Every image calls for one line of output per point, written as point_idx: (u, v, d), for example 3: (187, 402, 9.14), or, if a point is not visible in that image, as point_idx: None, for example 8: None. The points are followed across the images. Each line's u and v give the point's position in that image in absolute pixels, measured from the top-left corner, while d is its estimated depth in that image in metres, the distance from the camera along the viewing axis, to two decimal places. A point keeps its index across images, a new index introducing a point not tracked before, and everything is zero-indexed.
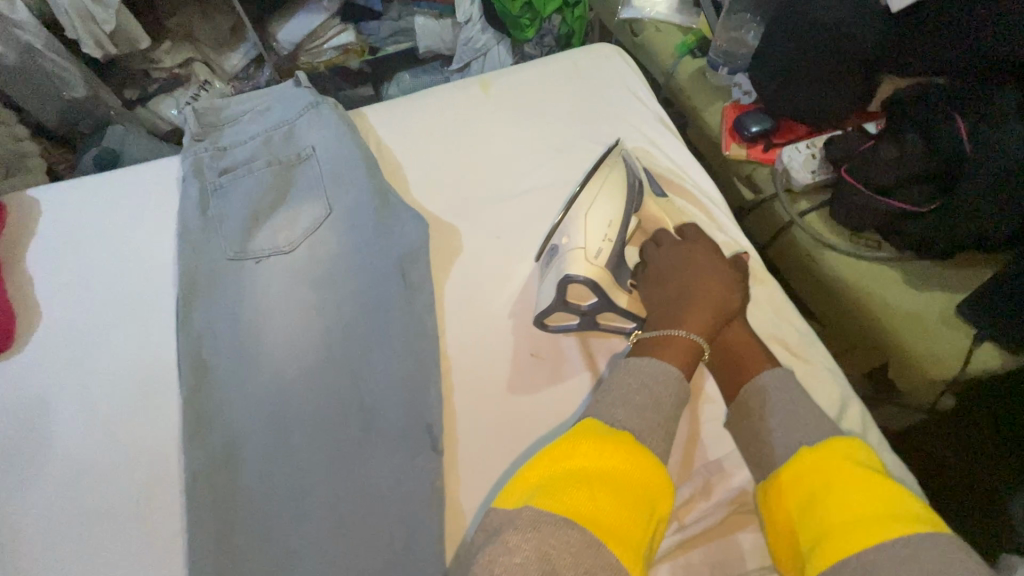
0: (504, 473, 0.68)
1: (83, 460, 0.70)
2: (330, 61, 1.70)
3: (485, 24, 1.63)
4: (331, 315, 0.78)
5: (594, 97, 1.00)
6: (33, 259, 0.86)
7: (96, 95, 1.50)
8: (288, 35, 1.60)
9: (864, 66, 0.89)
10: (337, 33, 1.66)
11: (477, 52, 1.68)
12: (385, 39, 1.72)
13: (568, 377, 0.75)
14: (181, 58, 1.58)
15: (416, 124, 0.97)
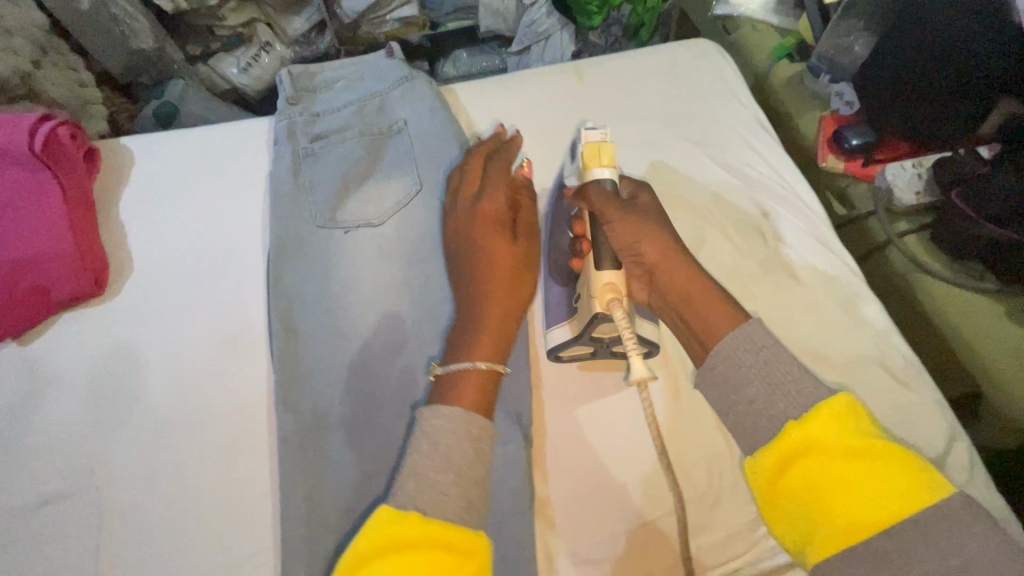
0: (586, 465, 0.72)
1: (172, 411, 0.71)
2: (390, 31, 1.58)
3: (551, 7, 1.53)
4: (420, 293, 0.77)
5: (693, 92, 0.96)
6: (124, 207, 0.87)
7: (163, 49, 1.39)
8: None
9: (993, 87, 0.83)
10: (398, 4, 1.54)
11: (540, 36, 1.58)
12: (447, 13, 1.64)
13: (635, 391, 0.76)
14: (245, 18, 1.48)
15: (507, 105, 0.96)
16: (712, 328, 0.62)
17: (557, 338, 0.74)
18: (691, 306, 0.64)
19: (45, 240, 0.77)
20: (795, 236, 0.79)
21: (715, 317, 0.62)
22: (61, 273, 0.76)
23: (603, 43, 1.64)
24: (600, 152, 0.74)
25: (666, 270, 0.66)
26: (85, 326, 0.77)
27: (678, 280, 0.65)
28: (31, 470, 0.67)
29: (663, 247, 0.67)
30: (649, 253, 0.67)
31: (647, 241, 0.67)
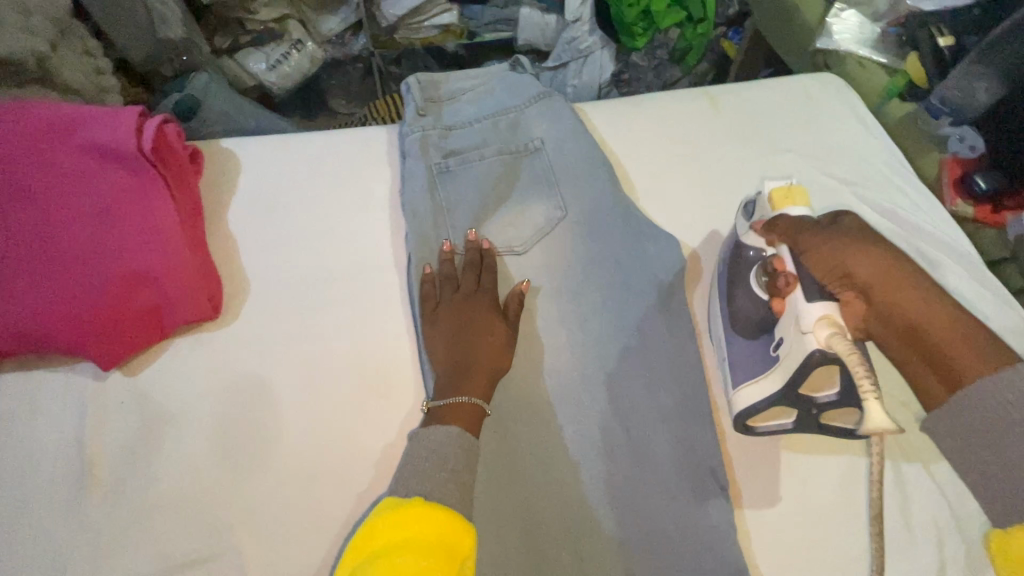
0: (793, 529, 0.65)
1: (314, 458, 0.63)
2: (426, 39, 1.59)
3: (593, 25, 1.52)
4: (580, 331, 0.72)
5: (826, 127, 0.93)
6: (235, 220, 0.78)
7: (193, 39, 1.33)
8: (393, 6, 1.51)
9: None
10: (440, 11, 1.54)
11: (580, 53, 1.55)
12: (485, 25, 1.62)
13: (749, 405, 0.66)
14: (279, 14, 1.48)
15: (640, 127, 0.91)
16: (962, 363, 0.54)
17: (750, 398, 0.65)
18: (924, 340, 0.56)
19: (162, 256, 0.68)
20: (960, 284, 0.79)
21: (961, 351, 0.54)
22: (177, 293, 0.67)
23: (645, 64, 1.64)
24: (791, 192, 0.67)
25: (881, 293, 0.57)
26: (202, 354, 0.68)
27: (914, 313, 0.57)
28: (158, 528, 0.58)
29: (891, 277, 0.58)
30: (861, 276, 0.58)
31: (857, 262, 0.58)
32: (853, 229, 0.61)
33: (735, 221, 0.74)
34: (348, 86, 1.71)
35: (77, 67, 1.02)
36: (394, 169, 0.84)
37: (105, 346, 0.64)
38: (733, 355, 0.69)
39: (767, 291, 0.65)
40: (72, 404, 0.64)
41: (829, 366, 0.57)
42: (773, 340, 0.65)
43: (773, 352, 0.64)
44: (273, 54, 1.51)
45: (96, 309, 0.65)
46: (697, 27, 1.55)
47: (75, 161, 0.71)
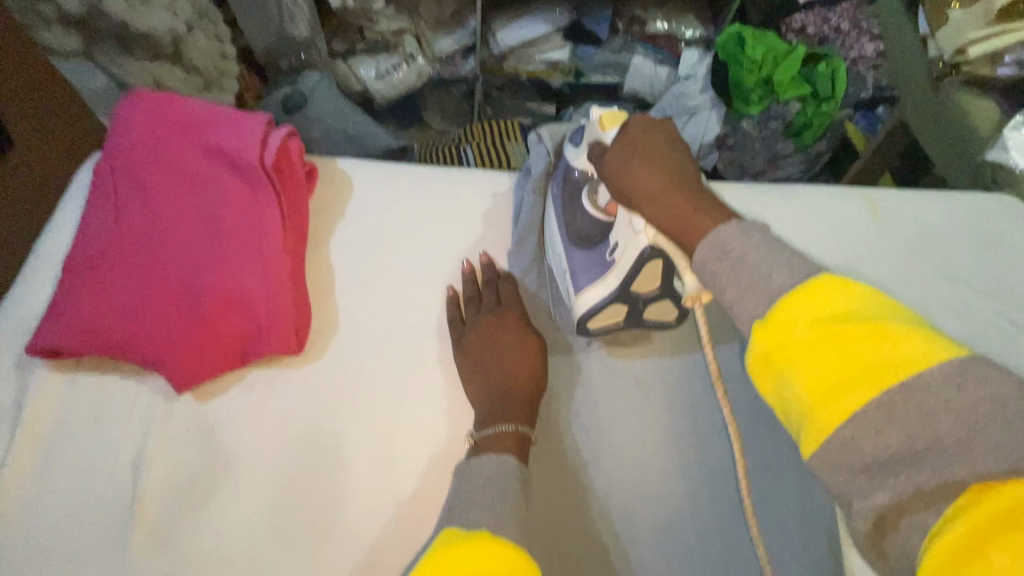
0: None
1: (377, 541, 0.55)
2: (533, 72, 1.54)
3: (707, 85, 1.46)
4: (692, 453, 0.63)
5: (1002, 262, 0.80)
6: (338, 254, 0.73)
7: (312, 38, 1.34)
8: (510, 36, 1.46)
9: None
10: (551, 47, 1.51)
11: (687, 111, 1.47)
12: (595, 66, 1.56)
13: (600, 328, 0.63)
14: (397, 26, 1.46)
15: (784, 220, 0.81)
16: (688, 229, 0.50)
17: (590, 297, 0.62)
18: (679, 215, 0.51)
19: (261, 279, 0.64)
20: None
21: (681, 227, 0.50)
22: (268, 322, 0.62)
23: (755, 133, 1.47)
24: (615, 116, 0.63)
25: (666, 196, 0.53)
26: (277, 394, 0.62)
27: (665, 205, 0.53)
28: None
29: (662, 176, 0.55)
30: (636, 182, 0.56)
31: (643, 174, 0.56)
32: (646, 137, 0.58)
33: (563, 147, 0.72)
34: (445, 104, 1.70)
35: (206, 49, 1.02)
36: (506, 223, 0.77)
37: (184, 366, 0.60)
38: (579, 284, 0.64)
39: (603, 214, 0.64)
40: (140, 421, 0.59)
41: (653, 259, 0.57)
42: (610, 245, 0.62)
43: (608, 260, 0.62)
44: (384, 64, 1.49)
45: (186, 326, 0.61)
46: (821, 105, 1.41)
47: (200, 167, 0.69)
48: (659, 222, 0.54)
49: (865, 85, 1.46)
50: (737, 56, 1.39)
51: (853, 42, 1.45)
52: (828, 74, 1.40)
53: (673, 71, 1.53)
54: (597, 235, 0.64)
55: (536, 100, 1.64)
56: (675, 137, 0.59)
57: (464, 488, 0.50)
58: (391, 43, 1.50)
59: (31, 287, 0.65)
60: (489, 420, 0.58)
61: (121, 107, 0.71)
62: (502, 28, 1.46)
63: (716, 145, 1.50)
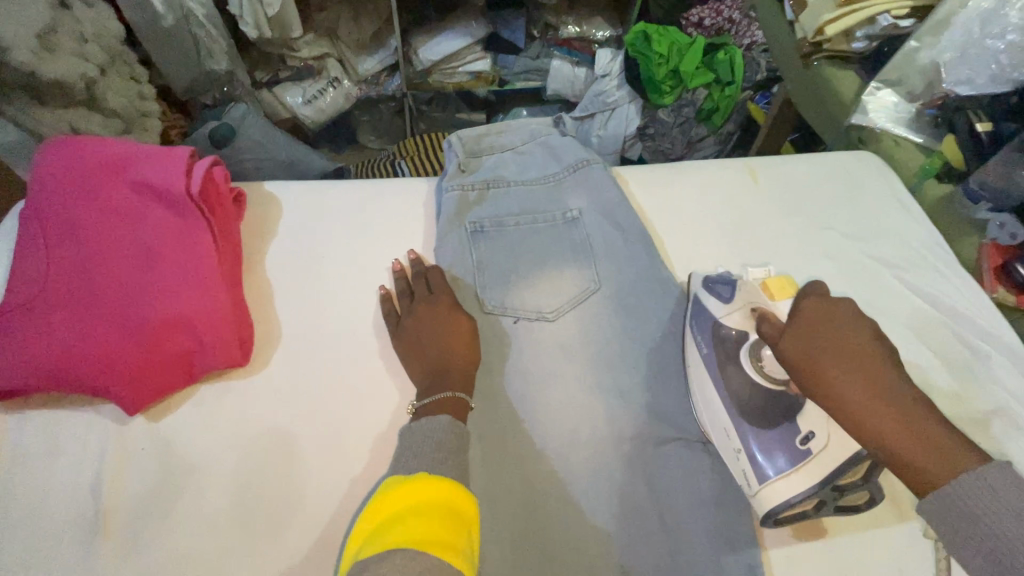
0: None
1: (336, 521, 0.60)
2: (458, 84, 1.63)
3: (622, 81, 1.57)
4: (611, 403, 0.71)
5: (865, 207, 0.93)
6: (274, 266, 0.78)
7: (234, 73, 1.36)
8: (430, 52, 1.53)
9: None
10: (474, 59, 1.59)
11: (607, 105, 1.58)
12: (516, 74, 1.66)
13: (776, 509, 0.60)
14: (319, 52, 1.51)
15: (678, 195, 0.92)
16: (922, 466, 0.49)
17: (787, 492, 0.59)
18: (903, 441, 0.50)
19: (199, 299, 0.68)
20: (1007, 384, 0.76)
21: (913, 462, 0.49)
22: (210, 338, 0.66)
23: (671, 121, 1.61)
24: (783, 284, 0.69)
25: (867, 403, 0.51)
26: (227, 403, 0.66)
27: (901, 432, 0.50)
28: None
29: (865, 383, 0.52)
30: (835, 376, 0.53)
31: (843, 378, 0.53)
32: (833, 329, 0.56)
33: (703, 300, 0.72)
34: (378, 123, 1.77)
35: (123, 92, 1.04)
36: (430, 223, 0.84)
37: (132, 390, 0.63)
38: (751, 452, 0.62)
39: (773, 382, 0.64)
40: (93, 447, 0.62)
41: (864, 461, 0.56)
42: (797, 433, 0.61)
43: (800, 446, 0.60)
44: (310, 89, 1.54)
45: (129, 353, 0.64)
46: (724, 89, 1.55)
47: (128, 203, 0.72)
48: (868, 436, 0.51)
49: (759, 68, 1.61)
50: (644, 53, 1.50)
51: (745, 30, 1.60)
52: (726, 60, 1.54)
53: (590, 70, 1.65)
54: (738, 353, 0.67)
55: (466, 110, 1.75)
56: (866, 325, 0.56)
57: (404, 451, 0.56)
58: (316, 69, 1.55)
59: None
60: (426, 393, 0.65)
61: (41, 155, 0.74)
62: (423, 46, 1.52)
63: (640, 136, 1.64)
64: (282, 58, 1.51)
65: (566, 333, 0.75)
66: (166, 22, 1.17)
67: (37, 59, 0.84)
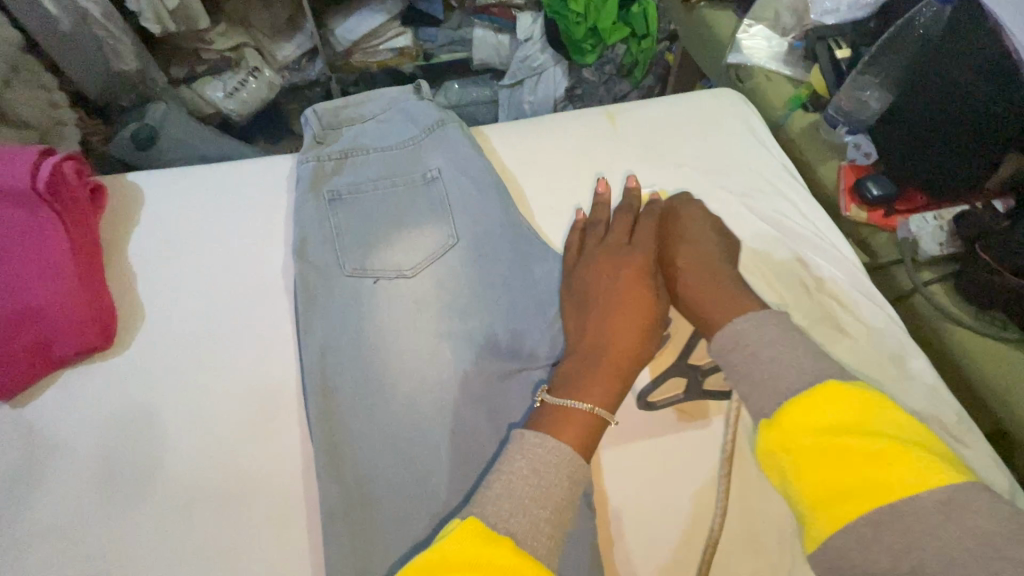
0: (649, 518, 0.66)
1: (192, 480, 0.65)
2: (383, 62, 1.59)
3: (545, 44, 1.56)
4: (461, 348, 0.75)
5: (722, 141, 0.96)
6: (135, 251, 0.80)
7: (147, 71, 1.32)
8: (348, 32, 1.50)
9: (970, 150, 0.86)
10: (394, 35, 1.56)
11: (534, 70, 1.59)
12: (439, 46, 1.61)
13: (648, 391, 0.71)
14: (234, 43, 1.44)
15: (541, 146, 0.94)
16: (717, 316, 0.62)
17: (656, 369, 0.70)
18: (600, 365, 0.63)
19: (50, 288, 0.70)
20: (841, 289, 0.81)
21: (570, 416, 0.60)
22: (65, 323, 0.69)
23: (596, 80, 1.63)
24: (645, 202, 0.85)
25: (607, 330, 0.66)
26: (88, 384, 0.70)
27: (604, 382, 0.62)
28: (34, 557, 0.60)
29: (622, 315, 0.66)
30: (684, 252, 0.70)
31: (683, 251, 0.71)
32: (694, 227, 0.74)
33: (613, 218, 0.79)
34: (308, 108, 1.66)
35: (33, 103, 1.04)
36: (291, 195, 0.86)
37: None
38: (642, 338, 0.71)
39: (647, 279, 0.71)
40: None
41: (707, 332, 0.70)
42: (667, 318, 0.71)
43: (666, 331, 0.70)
44: (230, 82, 1.47)
45: None
46: (641, 43, 1.55)
47: None
48: (584, 350, 0.66)
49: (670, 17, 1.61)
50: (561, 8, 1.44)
51: None
52: (640, 11, 1.50)
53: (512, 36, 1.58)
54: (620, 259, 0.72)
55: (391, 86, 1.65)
56: (710, 224, 0.75)
57: None
58: (234, 61, 1.48)
59: None
60: None
61: None
62: (342, 26, 1.50)
63: (568, 97, 1.66)
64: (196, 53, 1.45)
65: (423, 289, 0.79)
66: (64, 26, 1.13)
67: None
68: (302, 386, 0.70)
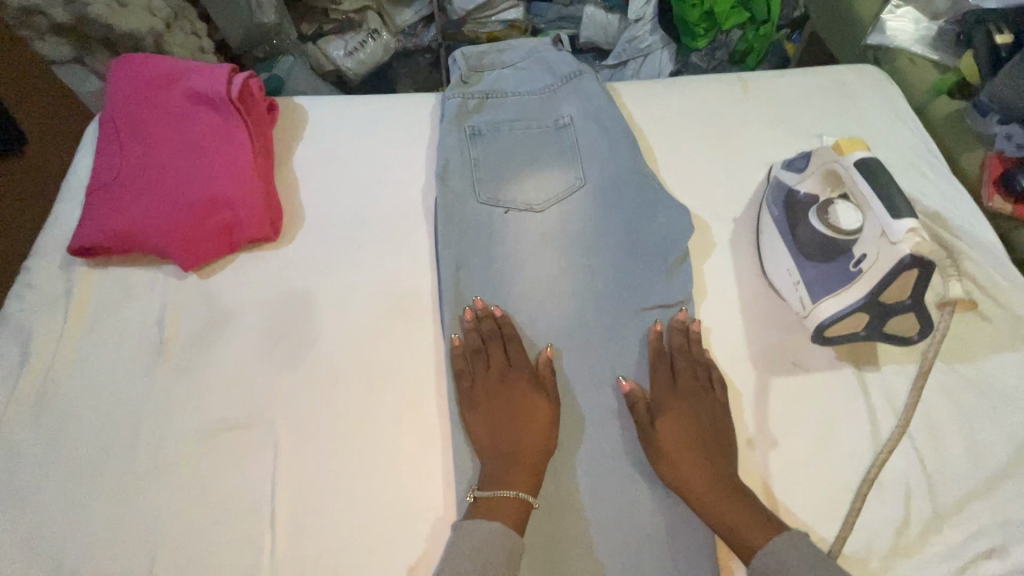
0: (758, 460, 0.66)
1: (339, 358, 0.73)
2: (492, 34, 1.54)
3: (655, 24, 1.46)
4: (582, 279, 0.78)
5: (861, 116, 0.94)
6: (300, 162, 0.90)
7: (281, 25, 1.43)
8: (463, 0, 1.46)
9: None
10: (506, 7, 1.51)
11: (640, 52, 1.48)
12: (550, 22, 1.57)
13: (827, 311, 0.65)
14: (360, 5, 1.49)
15: (671, 105, 0.96)
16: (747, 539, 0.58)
17: (833, 305, 0.64)
18: (519, 455, 0.64)
19: (236, 183, 0.81)
20: (986, 274, 0.75)
21: (506, 513, 0.60)
22: (246, 213, 0.79)
23: (704, 65, 1.50)
24: (853, 141, 0.69)
25: (512, 429, 0.66)
26: (258, 267, 0.80)
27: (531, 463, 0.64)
28: (209, 398, 0.70)
29: (521, 415, 0.67)
30: (678, 451, 0.64)
31: (689, 472, 0.62)
32: (687, 410, 0.67)
33: (780, 174, 0.79)
34: (416, 75, 1.64)
35: (183, 45, 1.18)
36: (434, 129, 0.93)
37: (187, 252, 0.77)
38: (807, 279, 0.69)
39: (839, 232, 0.67)
40: (158, 294, 0.78)
41: (912, 269, 0.58)
42: (852, 258, 0.65)
43: (853, 269, 0.64)
44: (351, 42, 1.50)
45: (182, 221, 0.78)
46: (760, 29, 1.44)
47: (183, 107, 0.86)
48: (486, 457, 0.65)
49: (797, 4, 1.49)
50: None
51: None
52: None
53: (624, 16, 1.50)
54: (808, 211, 0.72)
55: None
56: (702, 403, 0.67)
57: None
58: (357, 23, 1.52)
59: (64, 210, 0.83)
60: None
61: (114, 69, 0.89)
62: None
63: None
64: (326, 12, 1.52)
65: (548, 222, 0.83)
66: None
67: (109, 12, 1.00)
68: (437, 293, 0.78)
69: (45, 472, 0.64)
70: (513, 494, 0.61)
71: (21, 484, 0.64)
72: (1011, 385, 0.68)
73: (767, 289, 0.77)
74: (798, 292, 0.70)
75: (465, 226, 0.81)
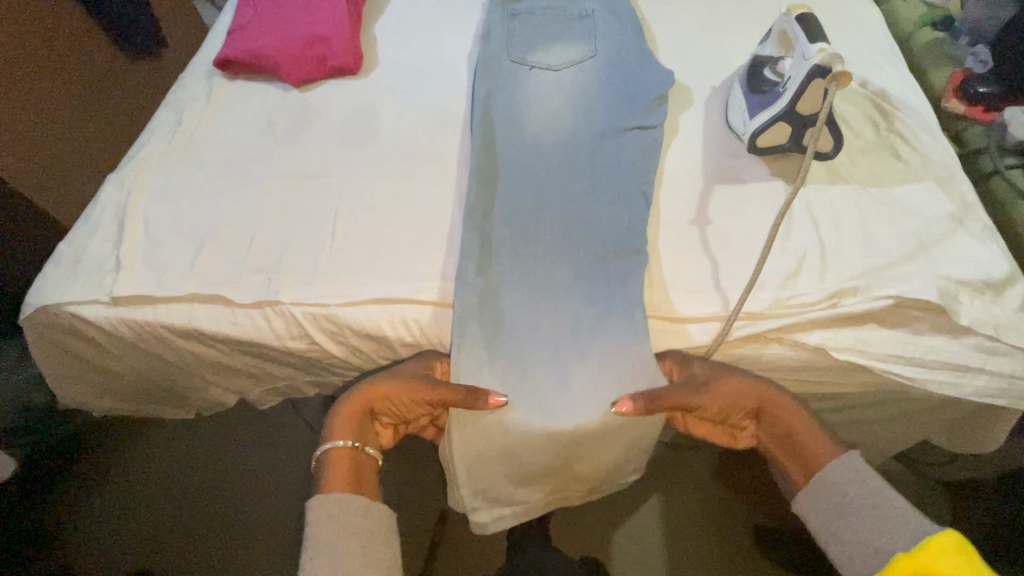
0: (692, 233, 0.85)
1: (390, 146, 0.98)
2: None
3: None
4: (580, 112, 1.00)
5: (840, 22, 1.11)
6: (379, 27, 1.17)
7: None
8: None
9: None
10: None
11: None
12: None
13: (757, 129, 0.86)
14: None
15: (678, 10, 1.17)
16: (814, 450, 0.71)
17: (761, 123, 0.85)
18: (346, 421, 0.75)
19: (332, 26, 1.08)
20: (910, 129, 0.92)
21: (335, 474, 0.70)
22: (337, 47, 1.06)
23: None
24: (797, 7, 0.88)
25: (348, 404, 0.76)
26: (341, 89, 1.07)
27: (343, 427, 0.74)
28: (295, 158, 0.96)
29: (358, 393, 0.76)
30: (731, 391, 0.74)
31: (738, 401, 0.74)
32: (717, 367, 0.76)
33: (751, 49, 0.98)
34: None
35: None
36: (483, 12, 1.19)
37: (294, 71, 1.06)
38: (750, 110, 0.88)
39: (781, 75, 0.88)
40: (269, 98, 1.06)
41: (816, 78, 0.77)
42: (782, 86, 0.84)
43: (779, 93, 0.83)
44: None
45: (291, 47, 1.06)
46: None
47: None
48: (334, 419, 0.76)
49: None
50: None
51: None
52: None
53: None
54: (762, 66, 0.91)
55: None
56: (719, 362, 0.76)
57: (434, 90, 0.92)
58: None
59: (210, 44, 1.14)
60: None
61: None
62: None
63: None
64: None
65: (561, 75, 1.05)
66: None
67: None
68: (468, 115, 1.02)
69: (184, 184, 0.92)
70: (332, 445, 0.73)
71: (169, 189, 0.91)
72: (907, 202, 0.84)
73: (726, 132, 0.96)
74: (744, 126, 0.90)
75: (496, 71, 1.05)
